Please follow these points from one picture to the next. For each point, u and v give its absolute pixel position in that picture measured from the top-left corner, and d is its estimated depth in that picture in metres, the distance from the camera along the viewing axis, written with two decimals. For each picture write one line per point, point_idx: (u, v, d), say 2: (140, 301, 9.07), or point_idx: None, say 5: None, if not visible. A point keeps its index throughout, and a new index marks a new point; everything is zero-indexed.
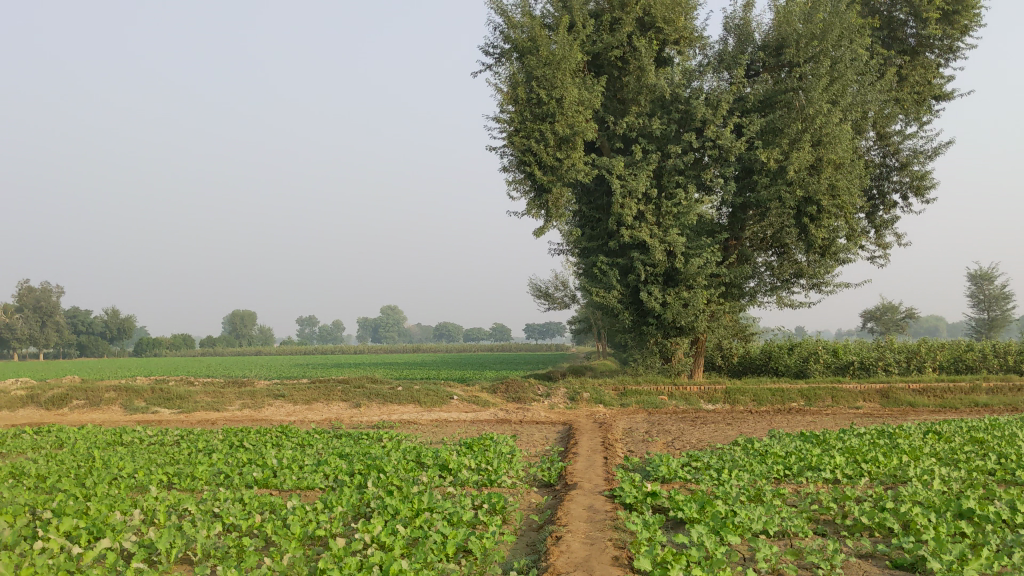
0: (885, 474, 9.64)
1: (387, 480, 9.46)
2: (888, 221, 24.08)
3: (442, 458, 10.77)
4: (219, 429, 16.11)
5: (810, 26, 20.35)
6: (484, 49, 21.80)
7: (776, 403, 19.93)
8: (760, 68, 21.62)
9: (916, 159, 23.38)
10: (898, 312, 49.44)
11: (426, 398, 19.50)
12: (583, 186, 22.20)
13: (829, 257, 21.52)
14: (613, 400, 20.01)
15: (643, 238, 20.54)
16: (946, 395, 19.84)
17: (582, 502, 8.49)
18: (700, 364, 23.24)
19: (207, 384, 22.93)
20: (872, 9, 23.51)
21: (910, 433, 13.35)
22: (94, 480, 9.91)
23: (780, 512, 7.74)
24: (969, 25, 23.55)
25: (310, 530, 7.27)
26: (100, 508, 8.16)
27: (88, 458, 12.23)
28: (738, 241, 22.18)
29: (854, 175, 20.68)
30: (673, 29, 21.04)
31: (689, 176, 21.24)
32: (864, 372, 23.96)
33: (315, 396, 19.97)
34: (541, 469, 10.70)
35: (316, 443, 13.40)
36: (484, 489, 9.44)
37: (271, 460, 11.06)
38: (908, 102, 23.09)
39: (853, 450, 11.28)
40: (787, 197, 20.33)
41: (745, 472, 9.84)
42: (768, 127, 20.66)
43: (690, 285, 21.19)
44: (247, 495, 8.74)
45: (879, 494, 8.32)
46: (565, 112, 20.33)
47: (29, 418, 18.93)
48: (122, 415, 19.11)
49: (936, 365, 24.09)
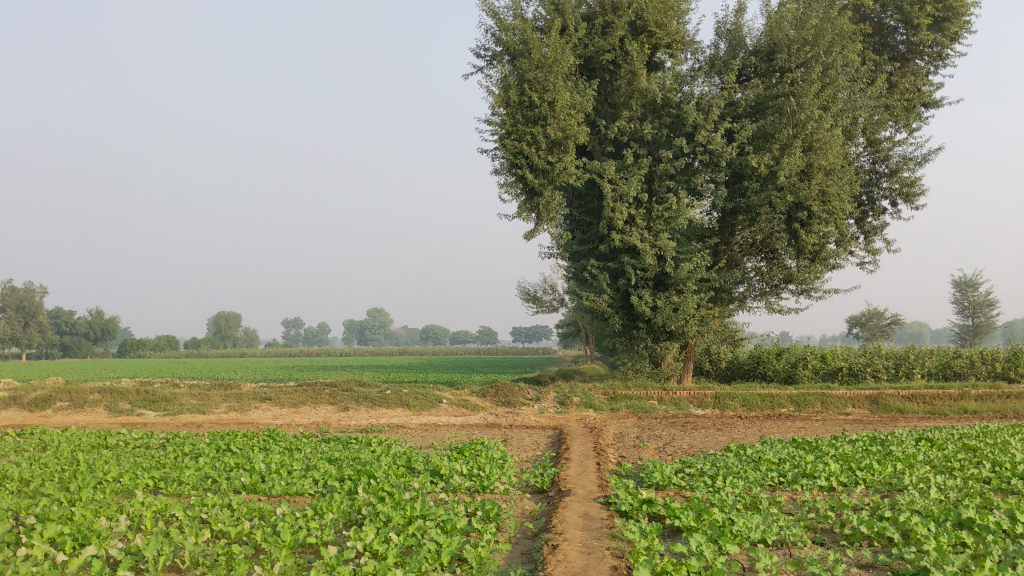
0: (881, 482, 9.57)
1: (378, 486, 9.31)
2: (877, 227, 24.08)
3: (433, 463, 10.62)
4: (205, 432, 15.92)
5: (802, 32, 20.29)
6: (476, 51, 21.67)
7: (765, 409, 19.87)
8: (752, 73, 21.55)
9: (906, 165, 23.39)
10: (884, 317, 49.52)
11: (415, 402, 19.36)
12: (574, 190, 22.08)
13: (819, 262, 21.43)
14: (602, 405, 19.91)
15: (633, 242, 20.44)
16: (935, 401, 19.82)
17: (577, 510, 8.37)
18: (689, 368, 23.10)
19: (192, 386, 22.69)
20: (863, 16, 23.45)
21: (903, 440, 13.29)
22: (78, 485, 9.74)
23: (778, 520, 7.64)
24: (958, 32, 23.56)
25: (301, 538, 7.14)
26: (85, 513, 8.00)
27: (72, 462, 12.03)
28: (727, 246, 22.10)
29: (845, 181, 20.63)
30: (665, 33, 20.97)
31: (679, 181, 21.14)
32: (853, 378, 23.92)
33: (302, 399, 19.79)
34: (534, 475, 10.57)
35: (304, 447, 13.24)
36: (476, 495, 9.31)
37: (259, 465, 10.89)
38: (897, 109, 23.04)
39: (847, 457, 11.19)
40: (778, 203, 20.27)
41: (739, 479, 9.73)
42: (759, 132, 20.61)
43: (680, 290, 21.11)
44: (236, 501, 8.59)
45: (877, 502, 8.23)
46: (556, 115, 20.23)
47: (11, 420, 18.66)
48: (106, 417, 18.88)
49: (925, 372, 24.14)
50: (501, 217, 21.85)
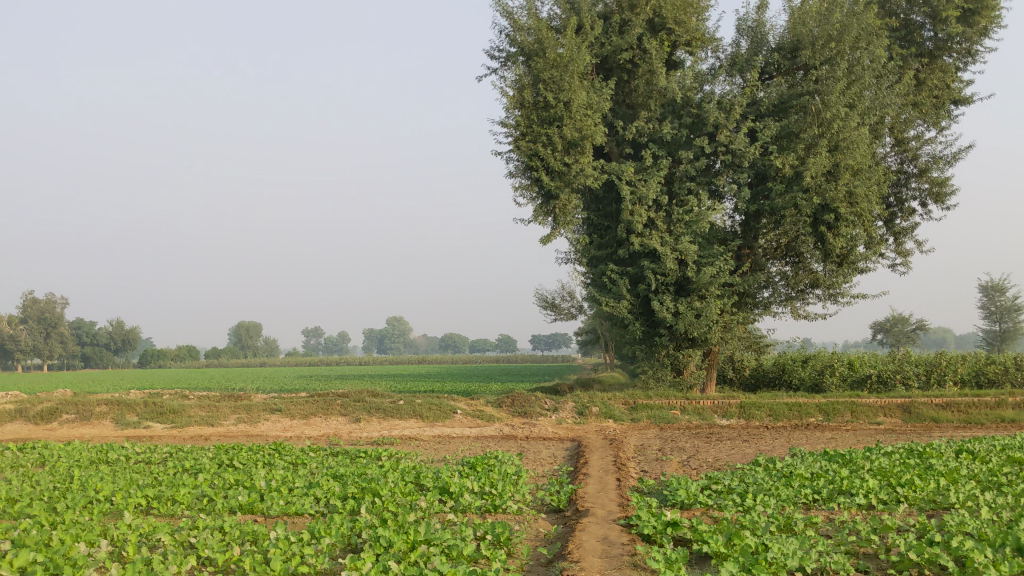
0: (924, 500, 8.87)
1: (382, 506, 8.69)
2: (907, 229, 23.29)
3: (443, 480, 9.97)
4: (210, 446, 15.37)
5: (826, 28, 19.59)
6: (490, 53, 21.09)
7: (793, 419, 19.14)
8: (775, 72, 20.82)
9: (936, 165, 22.61)
10: (909, 323, 48.52)
11: (429, 413, 18.76)
12: (591, 193, 21.41)
13: (847, 266, 20.67)
14: (623, 415, 19.25)
15: (654, 246, 19.79)
16: (971, 410, 18.99)
17: (595, 534, 7.73)
18: (712, 376, 22.32)
19: (203, 397, 22.12)
20: (889, 11, 22.65)
21: (942, 451, 12.53)
22: (67, 505, 9.19)
23: (816, 545, 6.97)
24: (989, 27, 22.82)
25: (292, 567, 6.55)
26: (64, 538, 7.41)
27: (66, 479, 11.49)
28: (751, 249, 21.40)
29: (873, 182, 19.88)
30: (684, 31, 20.31)
31: (700, 183, 20.47)
32: (883, 386, 23.02)
33: (313, 410, 19.21)
34: (549, 492, 9.92)
35: (310, 462, 12.66)
36: (488, 516, 8.69)
37: (258, 482, 10.28)
38: (925, 107, 22.33)
39: (885, 472, 10.44)
40: (803, 205, 19.57)
41: (770, 497, 9.04)
42: (783, 132, 19.89)
43: (702, 295, 20.36)
44: (228, 523, 8.00)
45: (923, 524, 7.55)
46: (573, 116, 19.59)
47: (15, 434, 18.17)
48: (112, 430, 18.36)
49: (958, 379, 23.22)
50: (517, 222, 21.24)
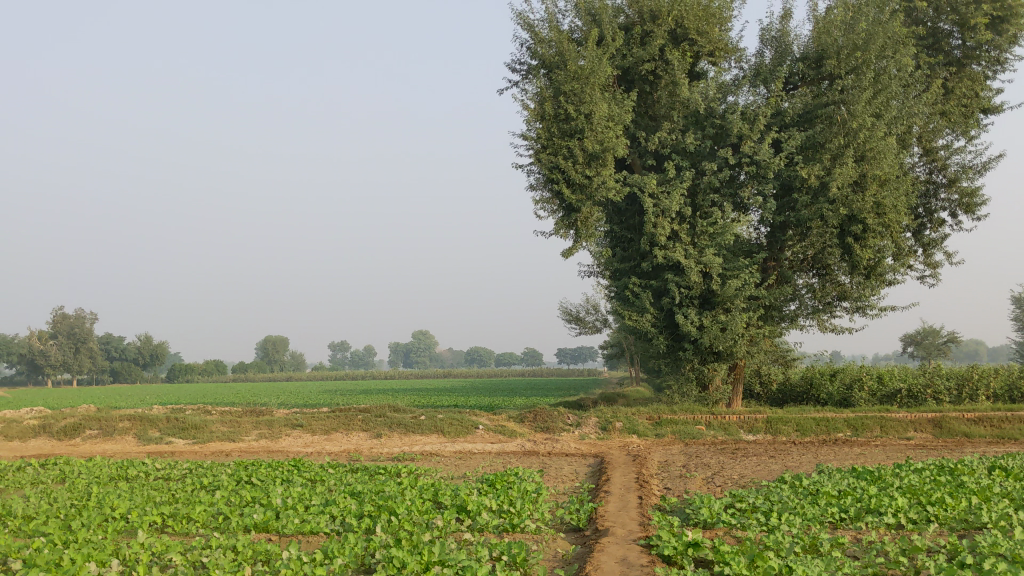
0: (956, 519, 8.61)
1: (398, 525, 8.53)
2: (937, 240, 22.92)
3: (461, 498, 9.81)
4: (230, 462, 15.28)
5: (851, 37, 19.36)
6: (511, 66, 21.01)
7: (821, 434, 18.80)
8: (799, 82, 20.58)
9: (965, 175, 22.25)
10: (940, 335, 47.82)
11: (451, 428, 18.62)
12: (614, 205, 21.22)
13: (875, 278, 20.33)
14: (647, 431, 19.01)
15: (677, 258, 19.58)
16: (1004, 425, 18.57)
17: (614, 554, 7.54)
18: (738, 391, 22.00)
19: (225, 412, 22.07)
20: (916, 19, 22.37)
21: (975, 469, 12.19)
22: (81, 522, 9.09)
23: (843, 567, 6.73)
24: (1018, 34, 22.47)
25: None
26: (74, 558, 7.28)
27: (83, 496, 11.42)
28: (777, 261, 21.12)
29: (901, 192, 19.56)
30: (707, 41, 20.14)
31: (724, 195, 20.24)
32: (913, 401, 22.62)
33: (334, 425, 19.11)
34: (569, 510, 9.73)
35: (329, 479, 12.54)
36: (505, 535, 8.52)
37: (274, 500, 10.15)
38: (954, 116, 22.00)
39: (915, 490, 10.16)
40: (830, 216, 19.29)
41: (796, 516, 8.80)
42: (808, 142, 19.63)
43: (727, 308, 20.11)
44: (241, 543, 7.86)
45: (954, 545, 7.28)
46: (594, 128, 19.44)
47: (39, 449, 18.18)
48: (134, 446, 18.32)
49: (990, 394, 22.74)
50: (538, 235, 21.08)
